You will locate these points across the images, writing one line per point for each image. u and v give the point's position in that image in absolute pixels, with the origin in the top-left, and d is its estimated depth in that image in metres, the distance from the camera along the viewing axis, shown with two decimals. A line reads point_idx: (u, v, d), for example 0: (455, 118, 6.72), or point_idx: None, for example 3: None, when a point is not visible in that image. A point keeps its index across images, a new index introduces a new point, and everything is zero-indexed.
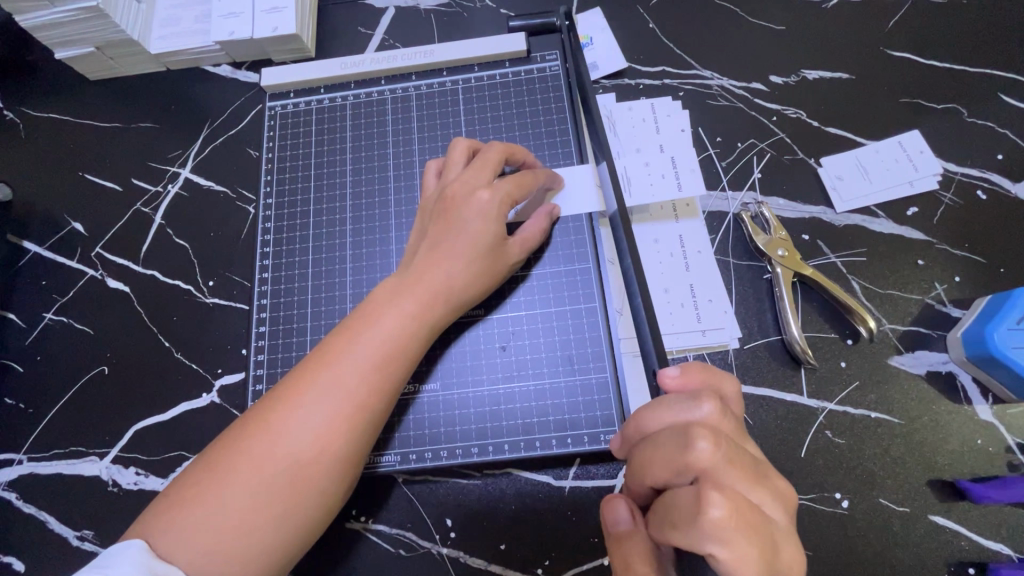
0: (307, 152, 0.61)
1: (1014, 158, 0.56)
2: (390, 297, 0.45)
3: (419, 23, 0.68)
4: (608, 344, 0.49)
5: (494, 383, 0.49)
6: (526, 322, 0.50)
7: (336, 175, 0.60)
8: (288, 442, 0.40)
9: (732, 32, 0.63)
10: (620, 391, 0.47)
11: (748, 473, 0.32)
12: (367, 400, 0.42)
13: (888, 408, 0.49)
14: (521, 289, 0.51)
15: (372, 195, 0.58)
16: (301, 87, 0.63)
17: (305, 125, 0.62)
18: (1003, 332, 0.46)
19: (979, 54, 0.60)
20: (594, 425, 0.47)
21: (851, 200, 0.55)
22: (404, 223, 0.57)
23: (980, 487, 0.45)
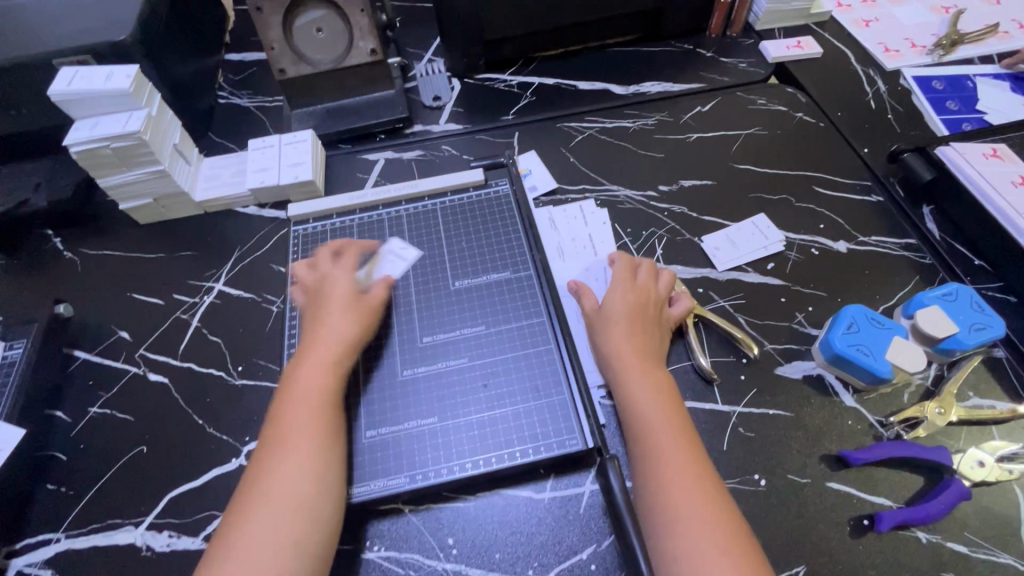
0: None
1: (832, 226, 0.79)
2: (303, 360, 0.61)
3: (403, 169, 0.92)
4: (565, 372, 0.64)
5: (480, 411, 0.62)
6: (501, 363, 0.65)
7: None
8: (273, 482, 0.52)
9: (629, 159, 0.90)
10: (578, 407, 0.61)
11: (649, 354, 0.62)
12: (312, 429, 0.56)
13: (779, 405, 0.64)
14: (497, 339, 0.67)
15: None
16: (317, 215, 0.83)
17: (320, 241, 0.80)
18: (840, 336, 0.64)
19: (795, 162, 0.87)
20: (561, 434, 0.60)
21: (727, 262, 0.76)
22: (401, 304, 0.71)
23: (854, 452, 0.59)
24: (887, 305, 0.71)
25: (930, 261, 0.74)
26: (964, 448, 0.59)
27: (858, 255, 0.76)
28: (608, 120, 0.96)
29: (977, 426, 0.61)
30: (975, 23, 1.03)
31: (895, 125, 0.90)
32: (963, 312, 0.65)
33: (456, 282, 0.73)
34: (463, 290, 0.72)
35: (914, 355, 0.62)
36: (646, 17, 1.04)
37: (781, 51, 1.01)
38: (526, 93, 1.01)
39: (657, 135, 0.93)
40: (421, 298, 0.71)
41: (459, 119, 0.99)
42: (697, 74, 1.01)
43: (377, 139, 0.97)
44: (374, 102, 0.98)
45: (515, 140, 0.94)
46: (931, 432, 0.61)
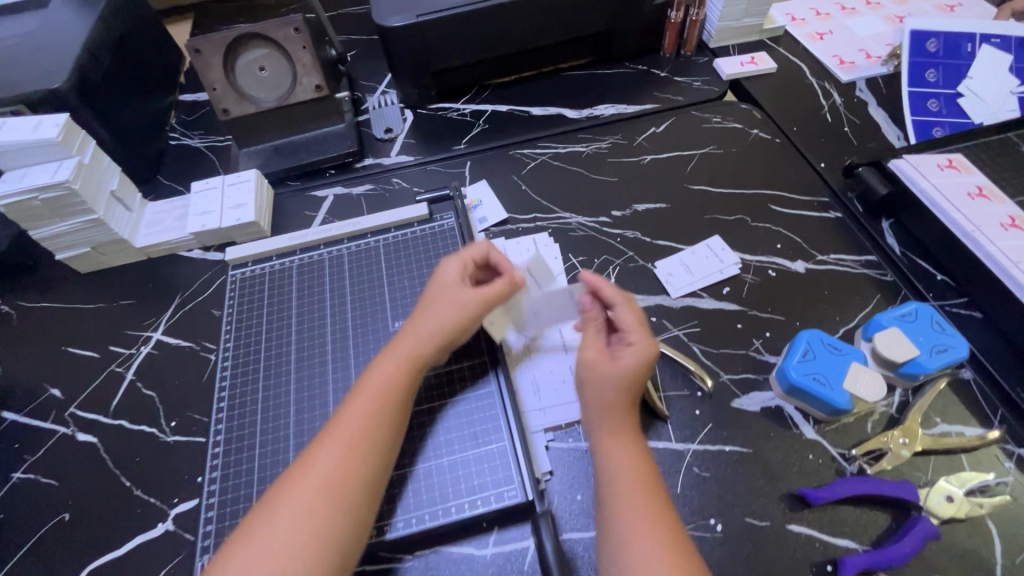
0: (261, 305, 0.76)
1: (790, 246, 0.76)
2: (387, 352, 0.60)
3: (353, 204, 0.90)
4: (504, 419, 0.61)
5: (414, 464, 0.58)
6: (438, 411, 0.61)
7: (282, 320, 0.75)
8: (317, 473, 0.50)
9: (582, 185, 0.87)
10: (517, 454, 0.58)
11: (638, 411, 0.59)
12: (377, 425, 0.54)
13: (736, 440, 0.60)
14: (432, 384, 0.63)
15: (310, 334, 0.73)
16: (256, 258, 0.81)
17: (259, 285, 0.78)
18: (795, 364, 0.60)
19: (751, 180, 0.84)
20: (498, 487, 0.57)
21: (682, 288, 0.73)
22: (338, 348, 0.71)
23: (814, 491, 0.55)
24: (847, 327, 0.68)
25: (892, 279, 0.71)
26: (931, 482, 0.55)
27: (817, 274, 0.73)
28: (561, 146, 0.94)
29: (945, 455, 0.57)
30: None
31: (852, 138, 0.88)
32: (923, 333, 0.61)
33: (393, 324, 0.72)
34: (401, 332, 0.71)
35: (871, 384, 0.59)
36: (598, 40, 1.03)
37: (736, 68, 1.00)
38: (479, 121, 1.00)
39: (611, 158, 0.90)
40: (359, 344, 0.71)
41: (411, 150, 0.97)
42: (652, 94, 1.00)
43: (327, 174, 0.95)
44: (323, 137, 0.96)
45: (467, 170, 0.92)
46: (897, 464, 0.57)
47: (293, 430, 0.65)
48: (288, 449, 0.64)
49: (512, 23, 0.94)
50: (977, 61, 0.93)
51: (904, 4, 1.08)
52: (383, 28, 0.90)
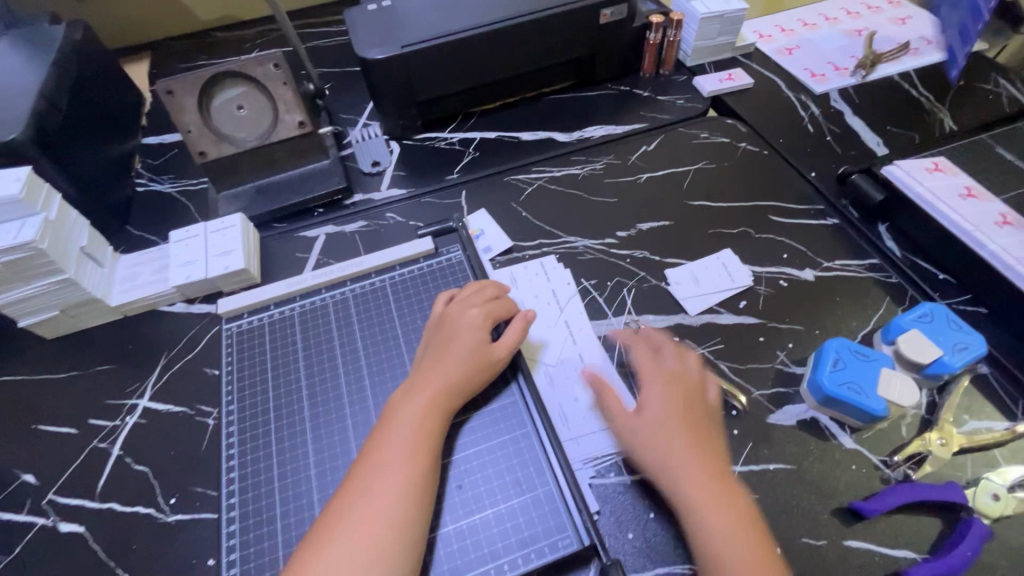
0: (264, 357, 0.71)
1: (796, 255, 0.77)
2: (415, 393, 0.58)
3: (347, 243, 0.86)
4: (546, 460, 0.58)
5: (457, 520, 0.54)
6: (475, 458, 0.58)
7: (289, 372, 0.69)
8: (362, 516, 0.50)
9: (583, 208, 0.87)
10: (567, 497, 0.55)
11: (716, 458, 0.56)
12: (426, 442, 0.55)
13: (779, 457, 0.60)
14: (465, 431, 0.60)
15: (323, 383, 0.68)
16: (252, 308, 0.76)
17: (260, 336, 0.73)
18: (827, 374, 0.60)
19: (748, 193, 0.86)
20: (551, 535, 0.54)
21: (697, 304, 0.72)
22: (355, 399, 0.66)
23: (865, 503, 0.55)
24: (864, 331, 0.69)
25: (897, 280, 0.73)
26: (973, 481, 0.56)
27: (826, 282, 0.74)
28: (556, 169, 0.93)
29: (981, 452, 0.58)
30: (887, 44, 1.08)
31: (835, 147, 0.91)
32: (942, 333, 0.63)
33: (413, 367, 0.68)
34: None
35: (905, 388, 0.59)
36: (579, 64, 1.04)
37: (715, 85, 1.03)
38: (469, 149, 0.98)
39: (607, 179, 0.90)
40: (377, 392, 0.66)
41: (402, 183, 0.94)
42: (639, 114, 1.01)
43: (315, 213, 0.91)
44: (308, 175, 0.92)
45: (463, 200, 0.90)
46: (938, 467, 0.57)
47: (316, 492, 0.60)
48: (313, 517, 0.59)
49: (498, 50, 0.94)
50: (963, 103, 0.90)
51: (858, 18, 1.15)
52: (365, 61, 0.88)
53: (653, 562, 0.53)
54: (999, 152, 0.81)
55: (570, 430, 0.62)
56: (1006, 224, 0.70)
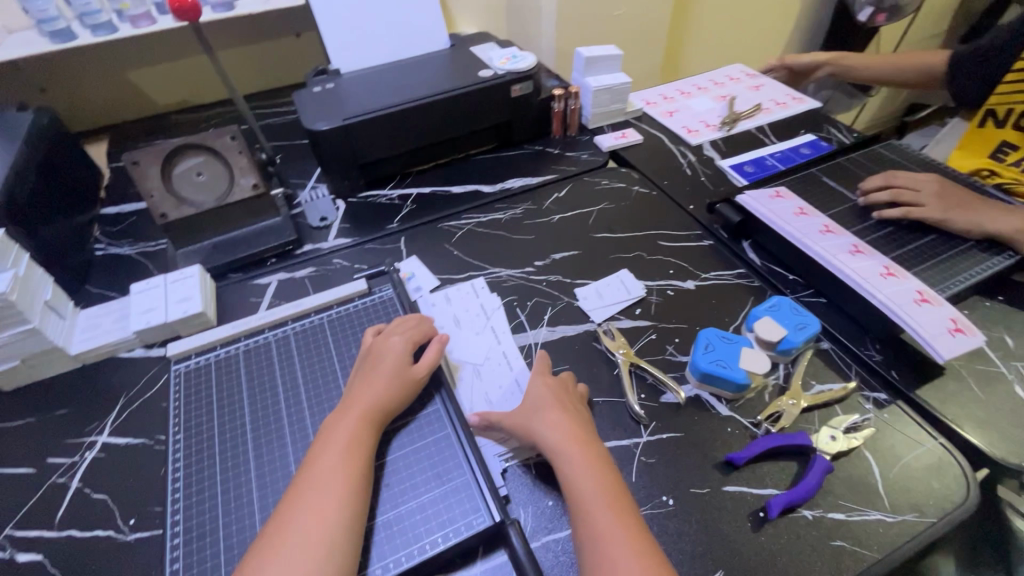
0: (209, 395, 0.75)
1: (680, 270, 0.94)
2: (344, 413, 0.67)
3: (298, 286, 0.96)
4: (463, 455, 0.67)
5: (386, 511, 0.62)
6: (401, 459, 0.67)
7: (233, 405, 0.73)
8: (298, 522, 0.57)
9: (506, 244, 1.01)
10: (479, 483, 0.64)
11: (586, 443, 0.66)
12: (355, 451, 0.63)
13: (670, 427, 0.72)
14: (395, 441, 0.69)
15: (266, 410, 0.72)
16: (200, 349, 0.80)
17: (205, 376, 0.77)
18: (701, 356, 0.74)
19: (640, 225, 1.03)
20: (467, 516, 0.62)
21: (601, 313, 0.87)
22: (295, 422, 0.71)
23: (736, 454, 0.67)
24: (734, 324, 0.84)
25: (758, 283, 0.90)
26: (818, 429, 0.70)
27: (704, 289, 0.90)
28: (483, 215, 1.08)
29: (824, 407, 0.72)
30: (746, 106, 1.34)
31: (709, 185, 1.12)
32: (787, 317, 0.79)
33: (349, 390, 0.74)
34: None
35: (759, 360, 0.74)
36: (499, 129, 1.23)
37: (612, 142, 1.24)
38: (407, 203, 1.13)
39: (526, 221, 1.06)
40: (316, 414, 0.72)
41: (347, 233, 1.06)
42: (551, 168, 1.19)
43: (268, 263, 1.01)
44: (261, 231, 1.03)
45: (402, 245, 1.03)
46: (792, 422, 0.71)
47: (258, 509, 0.64)
48: (253, 530, 0.62)
49: (428, 120, 1.11)
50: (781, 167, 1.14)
51: (722, 88, 1.42)
52: (312, 130, 1.03)
53: (543, 530, 0.63)
54: (826, 181, 1.02)
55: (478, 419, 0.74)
56: (829, 232, 0.89)
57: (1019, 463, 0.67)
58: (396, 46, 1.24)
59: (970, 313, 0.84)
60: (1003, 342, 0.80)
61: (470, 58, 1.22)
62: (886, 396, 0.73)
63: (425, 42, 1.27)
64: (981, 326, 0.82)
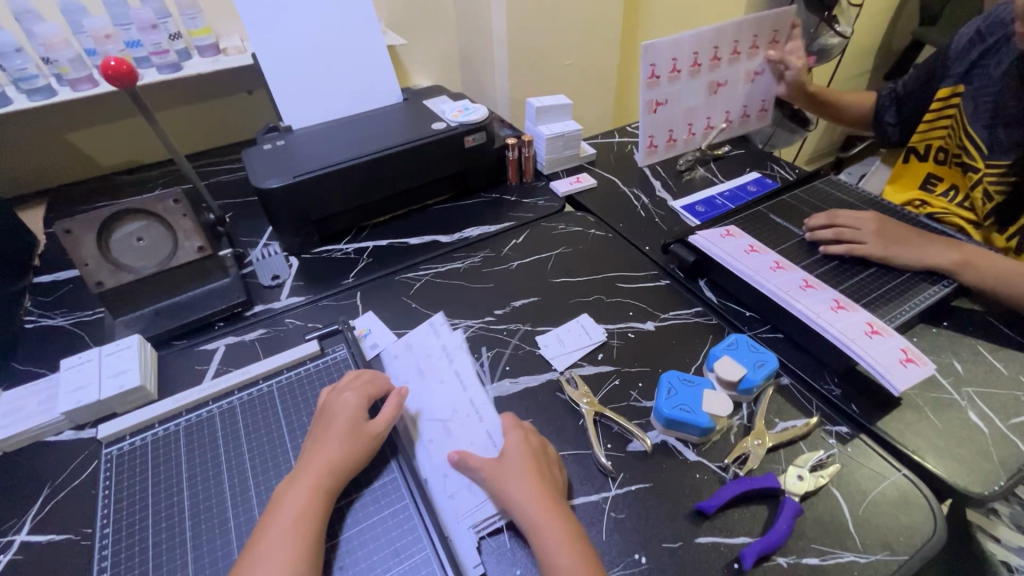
0: (143, 479, 0.68)
1: (639, 311, 0.94)
2: (294, 481, 0.63)
3: (248, 350, 0.92)
4: (422, 527, 0.63)
5: None
6: (356, 538, 0.62)
7: (170, 490, 0.67)
8: None
9: (465, 294, 1.00)
10: (440, 558, 0.60)
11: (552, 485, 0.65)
12: (305, 526, 0.59)
13: (639, 478, 0.70)
14: (350, 518, 0.64)
15: (207, 492, 0.66)
16: (135, 428, 0.74)
17: (139, 458, 0.70)
18: (665, 401, 0.73)
19: (598, 268, 1.04)
20: None
21: (563, 360, 0.85)
22: (239, 502, 0.65)
23: (705, 502, 0.65)
24: (696, 364, 0.84)
25: (717, 321, 0.91)
26: (785, 469, 0.69)
27: (664, 329, 0.90)
28: (441, 265, 1.07)
29: (789, 446, 0.72)
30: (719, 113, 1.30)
31: (662, 225, 1.14)
32: (745, 355, 0.79)
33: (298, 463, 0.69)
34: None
35: (722, 402, 0.73)
36: (456, 179, 1.24)
37: (567, 187, 1.26)
38: (363, 256, 1.11)
39: (485, 269, 1.05)
40: (262, 492, 0.66)
41: (301, 291, 1.03)
42: (508, 214, 1.20)
43: (216, 327, 0.97)
44: (209, 293, 0.99)
45: (358, 300, 1.00)
46: (759, 464, 0.70)
47: None
48: None
49: (381, 173, 1.11)
50: (731, 206, 1.19)
51: (734, 61, 1.22)
52: (262, 189, 1.01)
53: None
54: (771, 218, 1.06)
55: (445, 486, 0.69)
56: (780, 268, 0.92)
57: (980, 491, 0.67)
58: (349, 102, 1.25)
59: (918, 340, 0.86)
60: (951, 367, 0.82)
61: (423, 111, 1.24)
62: (848, 430, 0.74)
63: (378, 97, 1.28)
64: (930, 353, 0.84)
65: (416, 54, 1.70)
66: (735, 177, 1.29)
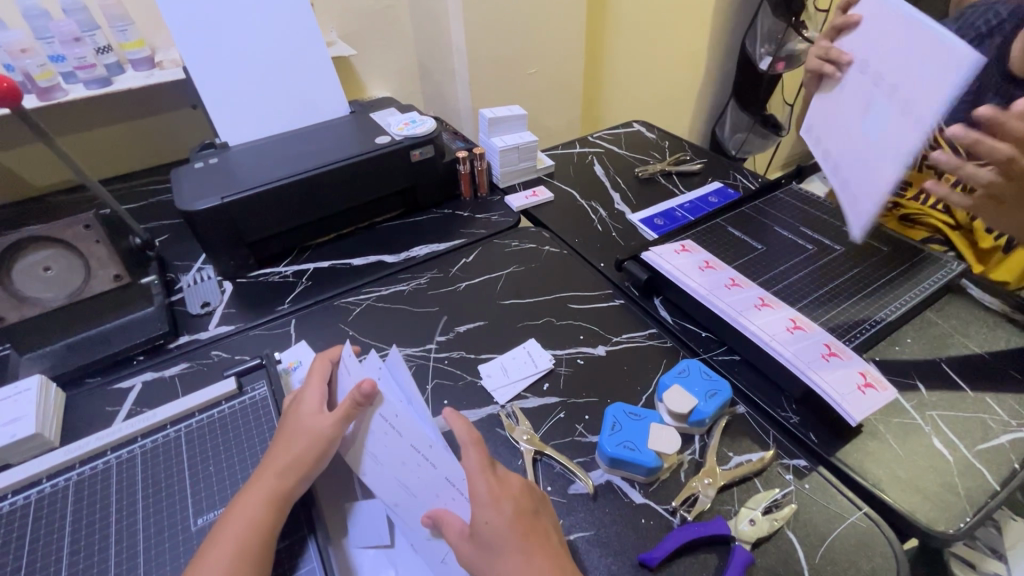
0: (19, 546, 0.60)
1: (590, 335, 0.88)
2: (256, 480, 0.60)
3: (166, 387, 0.84)
4: None
5: None
6: None
7: (48, 558, 0.59)
8: None
9: (407, 319, 0.94)
10: None
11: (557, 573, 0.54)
12: (260, 526, 0.56)
13: (579, 525, 0.63)
14: None
15: (90, 560, 0.58)
16: (20, 484, 0.66)
17: (20, 521, 0.62)
18: (608, 438, 0.67)
19: (550, 287, 0.98)
20: None
21: (506, 391, 0.79)
22: (124, 571, 0.57)
23: (648, 553, 0.59)
24: (646, 394, 0.78)
25: (671, 344, 0.86)
26: (737, 511, 0.63)
27: (616, 354, 0.84)
28: (384, 287, 1.01)
29: (742, 484, 0.66)
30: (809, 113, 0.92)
31: (619, 240, 1.09)
32: (697, 384, 0.74)
33: (197, 520, 0.61)
34: (207, 529, 0.61)
35: (670, 437, 0.67)
36: (404, 195, 1.18)
37: (522, 201, 1.20)
38: (302, 279, 1.04)
39: (430, 291, 0.99)
40: (152, 559, 0.58)
41: (231, 320, 0.96)
42: (459, 231, 1.14)
43: (134, 362, 0.89)
44: (128, 325, 0.92)
45: (292, 329, 0.93)
46: (709, 506, 0.64)
47: None
48: None
49: (321, 192, 1.04)
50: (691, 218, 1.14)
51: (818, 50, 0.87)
52: (188, 211, 0.93)
53: None
54: (731, 231, 1.01)
55: (434, 551, 0.60)
56: (735, 286, 0.87)
57: (946, 529, 0.62)
58: (291, 117, 1.18)
59: (882, 359, 0.81)
60: (915, 389, 0.77)
61: (368, 125, 1.18)
62: (806, 463, 0.68)
63: (323, 111, 1.22)
64: (893, 374, 0.79)
65: (372, 65, 1.65)
66: (697, 188, 1.24)
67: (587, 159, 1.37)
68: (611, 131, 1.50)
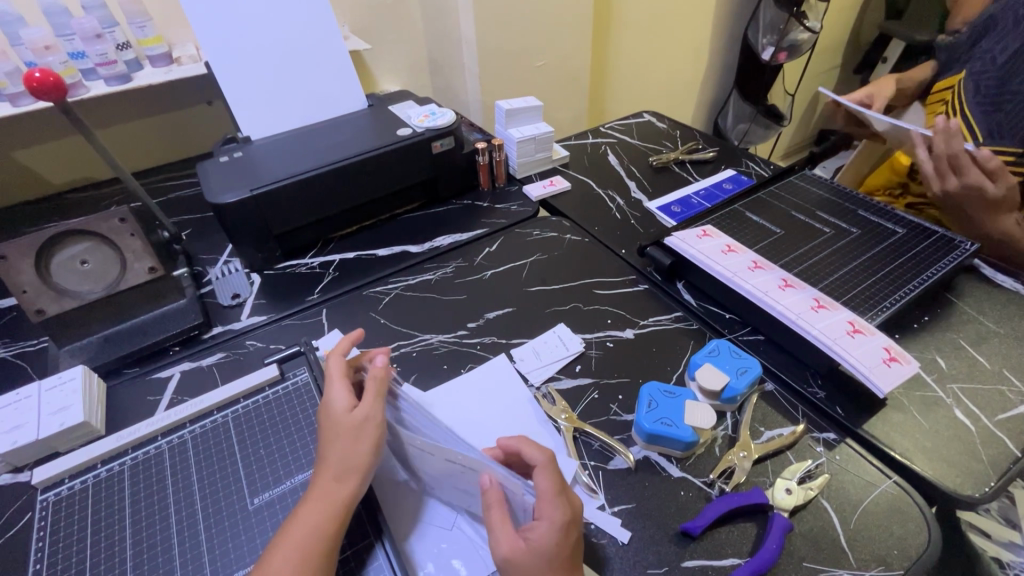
0: (82, 527, 0.62)
1: (617, 319, 0.90)
2: (312, 485, 0.60)
3: (203, 376, 0.86)
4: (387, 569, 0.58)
5: None
6: None
7: (111, 539, 0.61)
8: None
9: (436, 306, 0.95)
10: None
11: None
12: (322, 530, 0.56)
13: (622, 499, 0.66)
14: None
15: (152, 540, 0.60)
16: (75, 470, 0.68)
17: (79, 505, 0.64)
18: (646, 414, 0.70)
19: (574, 274, 1.01)
20: None
21: (539, 374, 0.82)
22: (188, 548, 0.59)
23: (691, 523, 0.62)
24: (677, 373, 0.80)
25: (697, 326, 0.88)
26: (774, 482, 0.66)
27: (644, 337, 0.87)
28: (411, 277, 1.03)
29: (776, 456, 0.69)
30: None
31: (638, 228, 1.11)
32: (727, 362, 0.76)
33: (254, 500, 0.63)
34: (264, 507, 0.63)
35: (704, 413, 0.70)
36: (425, 187, 1.19)
37: (541, 191, 1.22)
38: (329, 271, 1.06)
39: (456, 280, 1.01)
40: (214, 535, 0.60)
41: (262, 311, 0.98)
42: (480, 221, 1.16)
43: (170, 353, 0.90)
44: (163, 317, 0.93)
45: (324, 318, 0.95)
46: (745, 478, 0.67)
47: None
48: None
49: (347, 185, 1.06)
50: (708, 205, 1.16)
51: None
52: (218, 204, 0.94)
53: None
54: (748, 216, 1.04)
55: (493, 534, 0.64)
56: (758, 268, 0.89)
57: (972, 493, 0.64)
58: (312, 111, 1.20)
59: (902, 336, 0.84)
60: (935, 364, 0.80)
61: (388, 117, 1.19)
62: (835, 436, 0.71)
63: (342, 104, 1.24)
64: (913, 350, 0.82)
65: (383, 60, 1.66)
66: (711, 176, 1.27)
67: (601, 150, 1.39)
68: (622, 121, 1.52)
